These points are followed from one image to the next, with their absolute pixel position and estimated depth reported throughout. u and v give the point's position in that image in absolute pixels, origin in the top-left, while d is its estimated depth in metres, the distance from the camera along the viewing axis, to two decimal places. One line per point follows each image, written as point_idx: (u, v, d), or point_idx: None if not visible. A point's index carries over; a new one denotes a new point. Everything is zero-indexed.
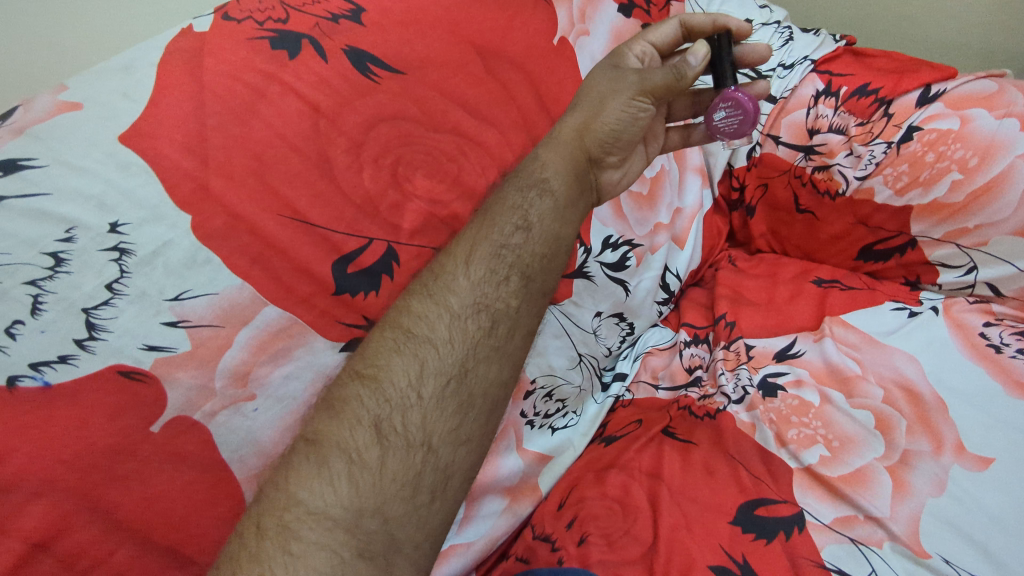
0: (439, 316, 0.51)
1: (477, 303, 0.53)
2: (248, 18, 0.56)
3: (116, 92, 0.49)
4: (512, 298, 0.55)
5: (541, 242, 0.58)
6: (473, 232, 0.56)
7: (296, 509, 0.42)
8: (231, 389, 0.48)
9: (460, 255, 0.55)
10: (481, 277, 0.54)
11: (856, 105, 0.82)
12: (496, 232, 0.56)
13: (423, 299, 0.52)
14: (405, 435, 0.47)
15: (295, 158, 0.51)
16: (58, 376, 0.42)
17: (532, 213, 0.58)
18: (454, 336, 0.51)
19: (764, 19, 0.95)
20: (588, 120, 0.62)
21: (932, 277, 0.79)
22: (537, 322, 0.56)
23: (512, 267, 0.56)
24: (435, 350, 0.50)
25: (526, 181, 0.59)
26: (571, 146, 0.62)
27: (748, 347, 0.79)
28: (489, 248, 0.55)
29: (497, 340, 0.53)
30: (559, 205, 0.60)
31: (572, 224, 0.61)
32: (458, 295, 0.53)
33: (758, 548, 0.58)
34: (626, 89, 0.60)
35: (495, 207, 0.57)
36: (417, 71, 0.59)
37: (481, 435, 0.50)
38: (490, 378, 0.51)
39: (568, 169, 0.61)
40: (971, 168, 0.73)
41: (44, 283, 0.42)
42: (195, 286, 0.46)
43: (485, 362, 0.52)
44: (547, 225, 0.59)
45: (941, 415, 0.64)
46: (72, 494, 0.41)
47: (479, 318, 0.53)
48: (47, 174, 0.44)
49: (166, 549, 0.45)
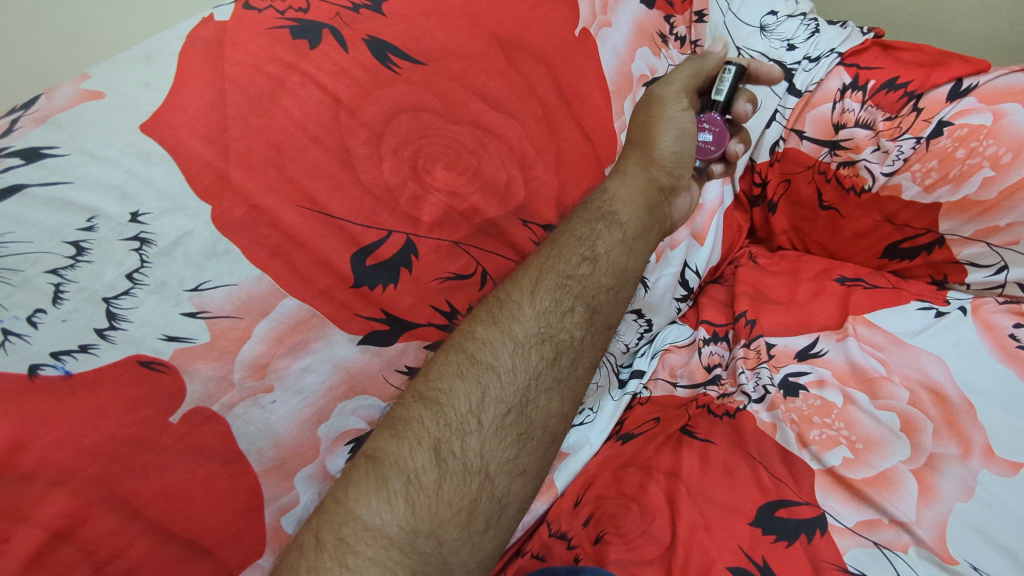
0: (504, 343, 0.58)
1: (540, 333, 0.60)
2: (268, 7, 0.55)
3: (137, 81, 0.49)
4: (575, 330, 0.62)
5: (604, 275, 0.65)
6: (539, 264, 0.61)
7: (355, 524, 0.46)
8: (249, 380, 0.47)
9: (524, 288, 0.60)
10: (546, 308, 0.61)
11: (884, 99, 0.80)
12: (562, 265, 0.62)
13: (487, 327, 0.58)
14: (464, 459, 0.52)
15: (315, 149, 0.51)
16: (78, 365, 0.41)
17: (598, 246, 0.65)
18: (517, 366, 0.58)
19: (791, 10, 0.92)
20: (648, 151, 0.68)
21: (960, 277, 0.77)
22: (595, 353, 0.63)
23: (575, 298, 0.63)
24: (498, 378, 0.56)
25: (592, 215, 0.65)
26: (640, 178, 0.67)
27: (769, 346, 0.77)
28: (554, 280, 0.62)
29: (558, 372, 0.60)
30: (623, 239, 0.66)
31: (637, 257, 0.67)
32: (521, 325, 0.59)
33: (779, 551, 0.57)
34: (670, 108, 0.67)
35: (562, 241, 0.63)
36: (438, 61, 0.58)
37: (536, 466, 0.56)
38: (549, 409, 0.58)
39: (635, 202, 0.66)
40: (1004, 164, 0.71)
41: (65, 272, 0.42)
42: (215, 277, 0.46)
43: (546, 393, 0.58)
44: (611, 258, 0.65)
45: (969, 417, 0.62)
46: (91, 485, 0.41)
47: (542, 349, 0.59)
48: (68, 163, 0.44)
49: (185, 541, 0.45)
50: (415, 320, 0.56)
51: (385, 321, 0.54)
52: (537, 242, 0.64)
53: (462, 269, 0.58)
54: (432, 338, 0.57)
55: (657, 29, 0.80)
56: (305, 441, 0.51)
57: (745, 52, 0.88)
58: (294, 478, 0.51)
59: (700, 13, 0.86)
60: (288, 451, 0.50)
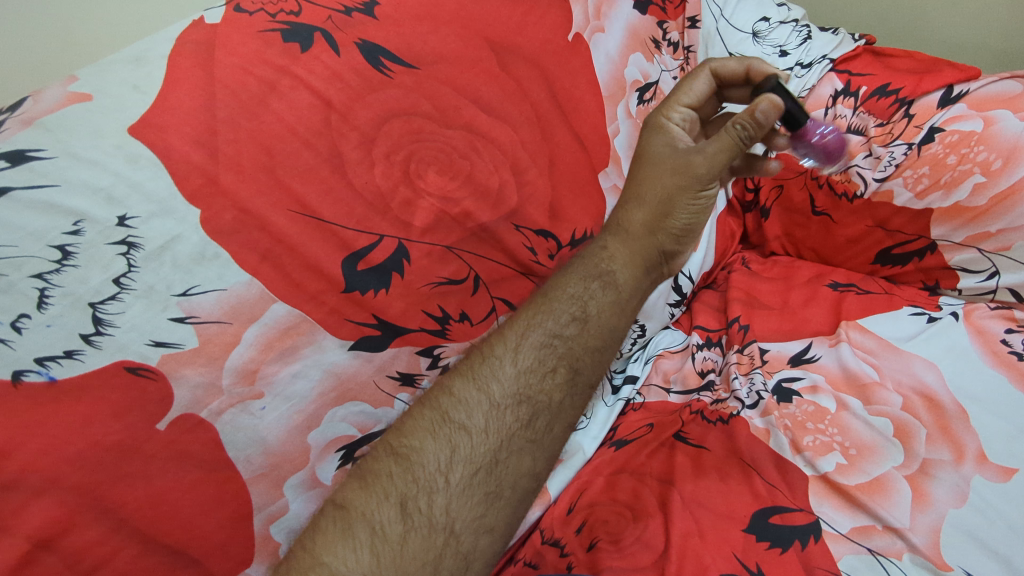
0: (478, 402, 0.54)
1: (519, 394, 0.56)
2: (261, 11, 0.55)
3: (126, 83, 0.48)
4: (556, 392, 0.57)
5: (595, 335, 0.60)
6: (526, 321, 0.58)
7: (321, 570, 0.45)
8: (238, 387, 0.47)
9: (508, 342, 0.57)
10: (528, 367, 0.57)
11: (876, 106, 0.81)
12: (550, 320, 0.59)
13: (465, 384, 0.55)
14: (429, 515, 0.49)
15: (306, 153, 0.51)
16: (63, 371, 0.41)
17: (590, 305, 0.60)
18: (490, 426, 0.54)
19: (782, 17, 0.93)
20: (659, 216, 0.61)
21: (952, 282, 0.77)
22: (578, 414, 0.59)
23: (561, 358, 0.58)
24: (469, 436, 0.53)
25: (589, 271, 0.61)
26: (643, 239, 0.62)
27: (762, 351, 0.77)
28: (540, 338, 0.58)
29: (534, 433, 0.56)
30: (620, 299, 0.62)
31: (631, 317, 0.63)
32: (500, 384, 0.55)
33: (773, 557, 0.57)
34: (696, 184, 0.60)
35: (555, 293, 0.60)
36: (431, 65, 0.58)
37: (505, 524, 0.53)
38: (523, 470, 0.54)
39: (637, 262, 0.62)
40: (995, 171, 0.72)
41: (51, 276, 0.41)
42: (204, 281, 0.46)
43: (518, 454, 0.54)
44: (604, 318, 0.61)
45: (962, 423, 0.62)
46: (76, 492, 0.40)
47: (518, 410, 0.55)
48: (55, 165, 0.44)
49: (172, 551, 0.44)
50: (407, 326, 0.55)
51: (377, 327, 0.53)
52: (531, 247, 0.63)
53: (454, 274, 0.57)
54: (424, 343, 0.56)
55: (650, 34, 0.80)
56: (294, 447, 0.50)
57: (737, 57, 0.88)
58: (284, 485, 0.50)
59: (692, 19, 0.86)
60: (278, 458, 0.49)
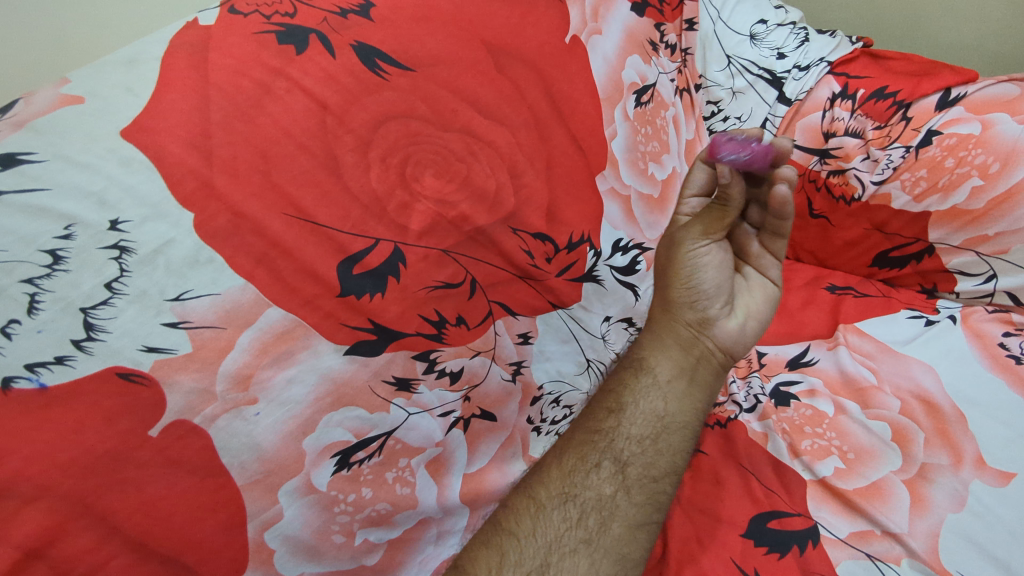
0: (527, 507, 0.58)
1: (567, 492, 0.59)
2: (254, 12, 0.55)
3: (119, 86, 0.48)
4: (605, 485, 0.60)
5: (637, 425, 0.63)
6: (570, 429, 0.65)
7: None
8: (232, 392, 0.46)
9: (557, 450, 0.63)
10: (574, 466, 0.61)
11: (874, 108, 0.81)
12: (590, 419, 0.64)
13: (517, 495, 0.60)
14: None
15: (301, 156, 0.50)
16: (55, 378, 0.40)
17: (625, 398, 0.64)
18: (539, 529, 0.57)
19: (779, 20, 0.94)
20: (665, 296, 0.66)
21: (949, 286, 0.77)
22: (638, 510, 0.60)
23: (604, 453, 0.62)
24: (520, 541, 0.55)
25: (624, 366, 0.67)
26: (664, 325, 0.67)
27: (760, 354, 0.76)
28: (584, 436, 0.63)
29: (587, 532, 0.58)
30: (657, 387, 0.65)
31: (673, 403, 0.64)
32: (547, 487, 0.59)
33: (770, 563, 0.57)
34: (683, 247, 0.64)
35: (594, 397, 0.67)
36: (427, 67, 0.58)
37: None
38: (579, 571, 0.55)
39: (666, 355, 0.66)
40: (993, 174, 0.72)
41: (41, 281, 0.41)
42: (197, 286, 0.45)
43: (573, 555, 0.56)
44: (643, 408, 0.64)
45: (960, 427, 0.62)
46: (67, 499, 0.39)
47: (567, 509, 0.58)
48: (46, 169, 0.43)
49: (165, 558, 0.43)
50: (403, 331, 0.54)
51: (373, 331, 0.53)
52: (528, 251, 0.62)
53: (451, 277, 0.56)
54: (421, 348, 0.55)
55: (648, 36, 0.80)
56: (289, 453, 0.49)
57: (735, 60, 0.89)
58: (278, 491, 0.49)
59: (689, 21, 0.87)
60: (273, 464, 0.48)
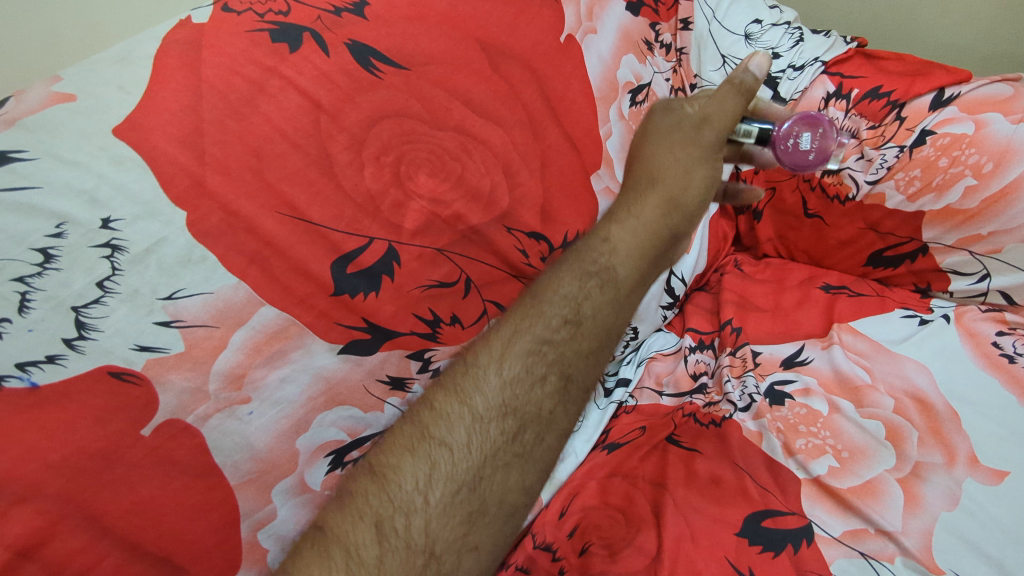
0: (460, 416, 0.51)
1: (505, 405, 0.53)
2: (247, 10, 0.54)
3: (110, 84, 0.48)
4: (545, 401, 0.55)
5: (589, 336, 0.58)
6: (514, 327, 0.55)
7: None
8: (225, 391, 0.46)
9: (493, 351, 0.54)
10: (516, 377, 0.54)
11: (868, 108, 0.81)
12: (541, 325, 0.56)
13: (447, 397, 0.52)
14: (407, 537, 0.46)
15: (294, 155, 0.50)
16: (46, 377, 0.40)
17: (585, 305, 0.58)
18: (472, 441, 0.50)
19: (773, 19, 0.93)
20: (671, 194, 0.62)
21: (943, 284, 0.78)
22: (571, 423, 0.56)
23: (550, 365, 0.55)
24: (450, 453, 0.50)
25: (590, 267, 0.59)
26: (644, 222, 0.62)
27: (755, 353, 0.77)
28: (528, 344, 0.55)
29: (520, 446, 0.53)
30: (618, 296, 0.60)
31: (625, 314, 0.61)
32: (483, 396, 0.52)
33: (765, 562, 0.56)
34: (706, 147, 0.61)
35: (546, 294, 0.57)
36: (421, 66, 0.58)
37: (490, 543, 0.50)
38: (508, 484, 0.51)
39: (635, 252, 0.61)
40: (986, 173, 0.72)
41: (32, 280, 0.41)
42: (190, 284, 0.45)
43: (505, 468, 0.52)
44: (600, 316, 0.59)
45: (954, 425, 0.62)
46: (56, 499, 0.39)
47: (504, 422, 0.52)
48: (37, 167, 0.43)
49: (156, 558, 0.43)
50: (397, 330, 0.54)
51: (366, 331, 0.52)
52: (523, 250, 0.62)
53: (445, 276, 0.56)
54: (415, 347, 0.55)
55: (642, 36, 0.80)
56: (283, 452, 0.49)
57: (729, 60, 0.88)
58: (271, 490, 0.49)
59: (684, 21, 0.87)
60: (266, 463, 0.48)
